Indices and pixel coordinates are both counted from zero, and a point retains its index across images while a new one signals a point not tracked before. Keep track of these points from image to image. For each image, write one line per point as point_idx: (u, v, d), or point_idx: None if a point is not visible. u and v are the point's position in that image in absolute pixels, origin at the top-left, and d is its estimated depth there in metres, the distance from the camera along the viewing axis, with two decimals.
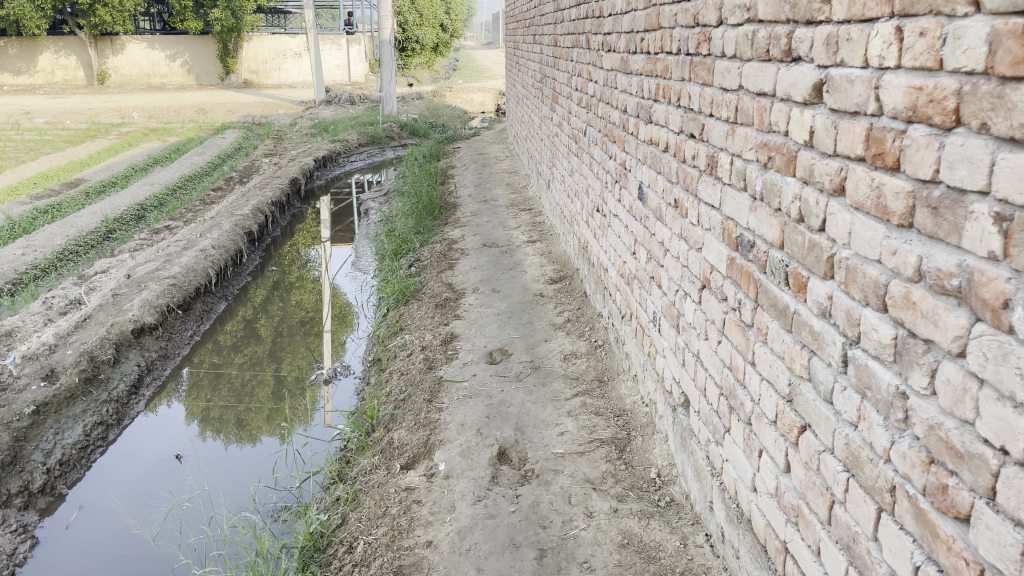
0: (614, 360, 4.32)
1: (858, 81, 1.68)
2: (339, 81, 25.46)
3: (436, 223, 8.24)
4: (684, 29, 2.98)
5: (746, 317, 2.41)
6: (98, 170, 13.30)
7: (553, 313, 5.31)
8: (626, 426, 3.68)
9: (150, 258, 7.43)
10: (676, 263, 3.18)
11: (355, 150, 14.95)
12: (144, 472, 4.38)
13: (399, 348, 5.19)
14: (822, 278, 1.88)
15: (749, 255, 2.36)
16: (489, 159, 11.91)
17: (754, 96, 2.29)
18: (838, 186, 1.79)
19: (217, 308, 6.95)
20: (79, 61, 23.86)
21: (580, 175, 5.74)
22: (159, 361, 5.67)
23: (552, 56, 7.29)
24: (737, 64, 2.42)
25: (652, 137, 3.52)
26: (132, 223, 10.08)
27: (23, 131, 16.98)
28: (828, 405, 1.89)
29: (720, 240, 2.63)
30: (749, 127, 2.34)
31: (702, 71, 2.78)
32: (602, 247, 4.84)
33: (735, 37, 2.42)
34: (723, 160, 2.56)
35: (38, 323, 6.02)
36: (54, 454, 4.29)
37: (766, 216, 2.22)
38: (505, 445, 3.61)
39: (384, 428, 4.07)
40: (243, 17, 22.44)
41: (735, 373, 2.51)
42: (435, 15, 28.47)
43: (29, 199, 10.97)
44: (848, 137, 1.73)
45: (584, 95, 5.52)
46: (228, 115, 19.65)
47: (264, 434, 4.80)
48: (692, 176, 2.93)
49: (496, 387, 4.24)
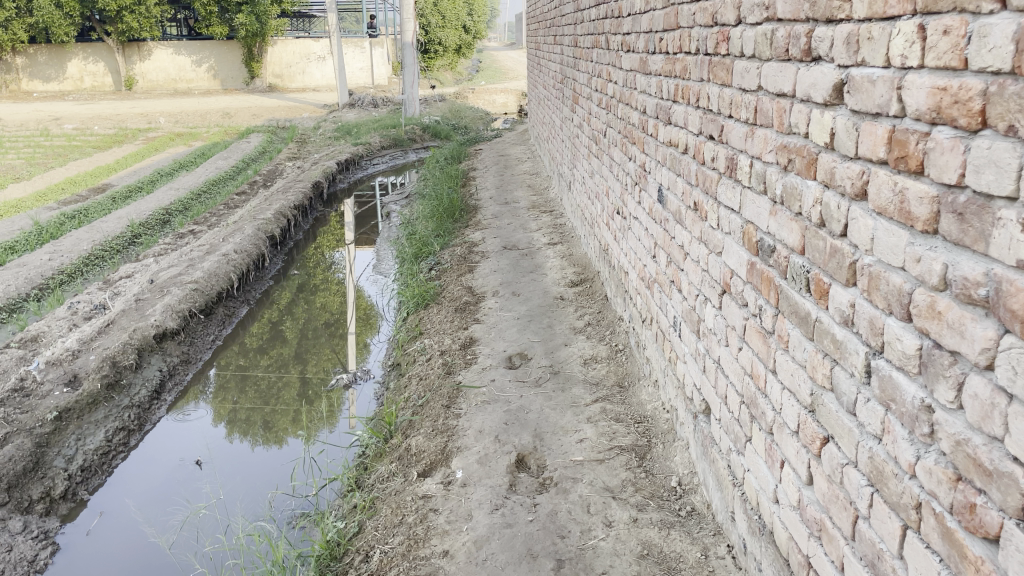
0: (635, 365, 4.26)
1: (880, 81, 1.61)
2: (363, 84, 25.57)
3: (457, 226, 8.22)
4: (703, 28, 2.92)
5: (767, 324, 2.34)
6: (125, 175, 13.46)
7: (573, 316, 5.25)
8: (646, 433, 3.63)
9: (173, 262, 7.48)
10: (696, 268, 3.11)
11: (378, 152, 14.99)
12: (164, 478, 4.40)
13: (418, 352, 5.17)
14: (844, 285, 1.82)
15: (770, 260, 2.29)
16: (511, 161, 11.87)
17: (773, 97, 2.23)
18: (860, 190, 1.73)
19: (239, 313, 6.98)
20: (107, 67, 24.19)
21: (601, 176, 5.68)
22: (181, 365, 5.70)
23: (573, 57, 7.24)
24: (756, 64, 2.36)
25: (671, 139, 3.45)
26: (158, 228, 10.18)
27: (53, 137, 17.24)
28: (851, 417, 1.82)
29: (740, 245, 2.56)
30: (768, 128, 2.28)
31: (721, 71, 2.71)
32: (622, 250, 4.78)
33: (754, 36, 2.36)
34: (743, 162, 2.50)
35: (64, 328, 6.07)
36: (76, 460, 4.33)
37: (786, 220, 2.16)
38: (523, 452, 3.57)
39: (402, 435, 4.05)
40: (268, 22, 22.58)
41: (757, 381, 2.44)
42: (457, 16, 28.47)
43: (57, 204, 11.11)
44: (870, 140, 1.67)
45: (604, 96, 5.46)
46: (253, 119, 19.82)
47: (291, 435, 4.85)
48: (712, 179, 2.86)
49: (515, 392, 4.20)
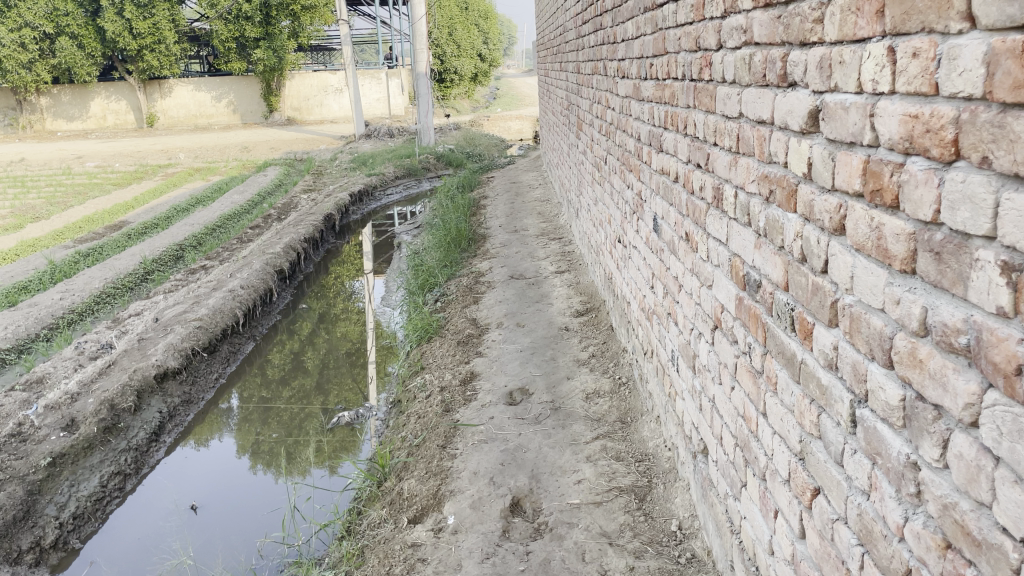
0: (638, 400, 4.12)
1: (854, 107, 1.50)
2: (379, 115, 25.80)
3: (465, 255, 8.15)
4: (688, 54, 2.82)
5: (756, 363, 2.20)
6: (142, 212, 13.56)
7: (578, 348, 5.13)
8: (648, 472, 3.49)
9: (180, 299, 7.46)
10: (690, 300, 2.97)
11: (392, 182, 15.01)
12: (156, 525, 4.31)
13: (419, 389, 5.06)
14: (827, 325, 1.68)
15: (756, 296, 2.16)
16: (522, 188, 11.81)
17: (754, 124, 2.11)
18: (838, 224, 1.60)
19: (244, 349, 6.90)
20: (129, 105, 24.55)
21: (603, 204, 5.59)
22: (182, 406, 5.63)
23: (576, 83, 7.17)
24: (737, 91, 2.25)
25: (663, 167, 3.34)
26: (171, 264, 10.18)
27: (74, 175, 17.46)
28: (839, 468, 1.67)
29: (729, 278, 2.43)
30: (750, 157, 2.16)
31: (705, 97, 2.60)
32: (624, 280, 4.65)
33: (734, 61, 2.25)
34: (728, 192, 2.38)
35: (68, 369, 6.03)
36: (68, 507, 4.26)
37: (770, 254, 2.03)
38: (519, 495, 3.44)
39: (395, 477, 3.94)
40: (285, 56, 22.84)
41: (749, 423, 2.29)
42: (472, 45, 28.69)
43: (73, 243, 11.19)
44: (845, 171, 1.54)
45: (603, 122, 5.37)
46: (271, 152, 19.98)
47: (314, 466, 4.87)
48: (701, 209, 2.74)
49: (514, 430, 4.07)
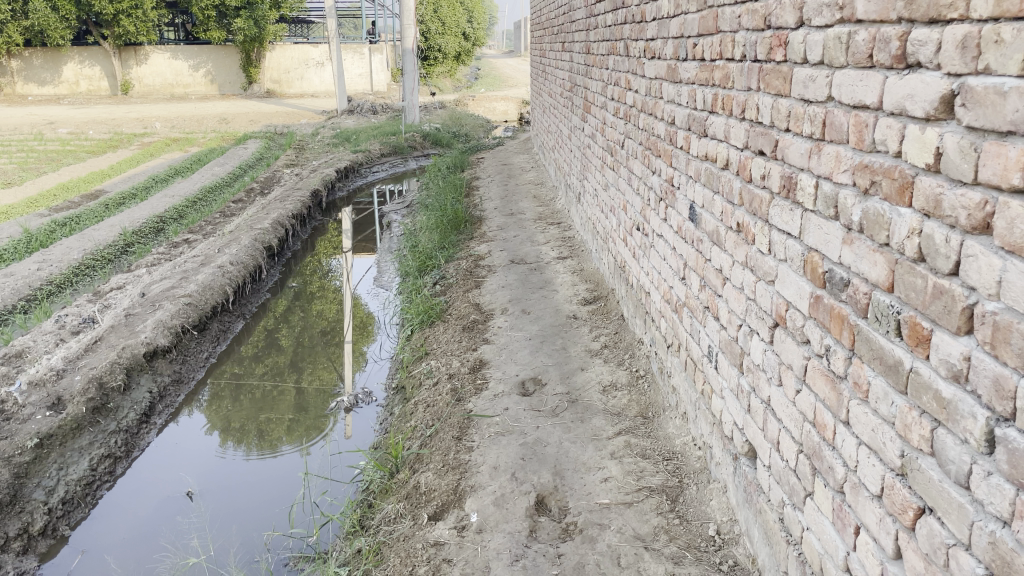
0: (659, 395, 3.97)
1: (1016, 93, 1.35)
2: (361, 90, 25.33)
3: (460, 237, 7.94)
4: (751, 32, 2.64)
5: (837, 367, 2.04)
6: (119, 182, 13.12)
7: (589, 337, 4.96)
8: (677, 471, 3.34)
9: (166, 274, 7.17)
10: (739, 295, 2.82)
11: (378, 160, 14.72)
12: (151, 512, 4.10)
13: (424, 375, 4.88)
14: (954, 333, 1.53)
15: (843, 295, 2.00)
16: (514, 170, 11.61)
17: (850, 109, 1.95)
18: (980, 222, 1.45)
19: (233, 328, 6.66)
20: (103, 71, 23.85)
21: (616, 189, 5.41)
22: (172, 386, 5.40)
23: (584, 64, 6.97)
24: (825, 72, 2.07)
25: (708, 153, 3.17)
26: (151, 236, 9.84)
27: (46, 142, 16.89)
28: (963, 490, 1.53)
29: (801, 275, 2.27)
30: (841, 145, 1.99)
31: (775, 79, 2.43)
32: (643, 269, 4.49)
33: (823, 40, 2.07)
34: (805, 182, 2.22)
35: (49, 343, 5.75)
36: (57, 492, 4.05)
37: (866, 251, 1.87)
38: (544, 493, 3.28)
39: (409, 469, 3.76)
40: (266, 27, 22.29)
41: (822, 431, 2.14)
42: (457, 23, 28.31)
43: (48, 211, 10.77)
44: (997, 162, 1.39)
45: (621, 105, 5.18)
46: (250, 125, 19.52)
47: (286, 444, 4.85)
48: (761, 199, 2.57)
49: (531, 423, 3.90)
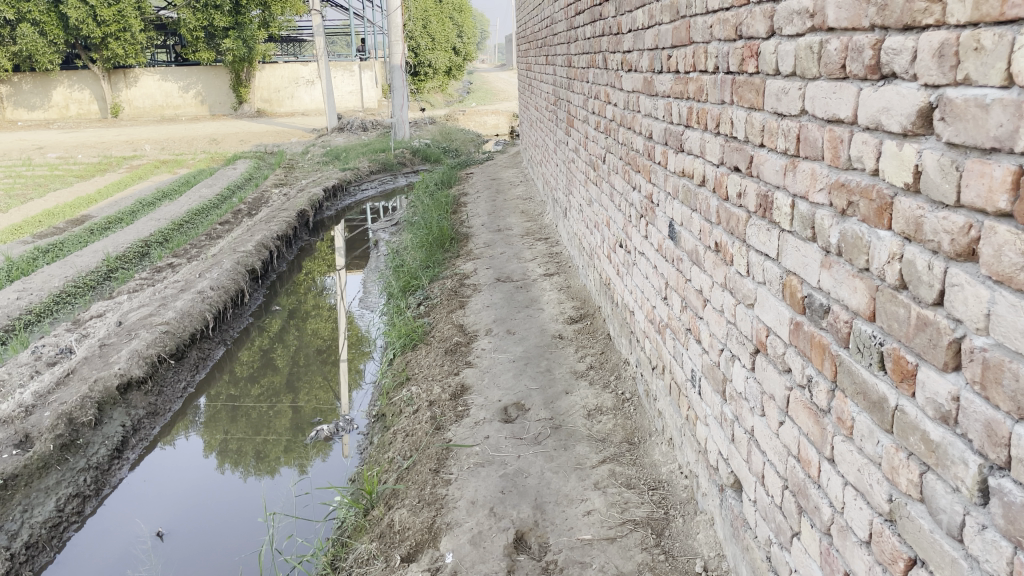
0: (645, 419, 3.82)
1: (999, 105, 1.21)
2: (352, 107, 25.28)
3: (447, 256, 7.81)
4: (723, 42, 2.51)
5: (820, 399, 1.90)
6: (106, 206, 12.97)
7: (574, 358, 4.82)
8: (663, 502, 3.19)
9: (145, 301, 7.01)
10: (720, 318, 2.67)
11: (367, 177, 14.60)
12: (118, 555, 3.95)
13: (405, 403, 4.73)
14: (940, 370, 1.39)
15: (823, 323, 1.85)
16: (503, 185, 11.49)
17: (824, 124, 1.81)
18: (964, 248, 1.32)
19: (214, 355, 6.51)
20: (92, 95, 23.76)
21: (600, 205, 5.28)
22: (147, 419, 5.25)
23: (566, 77, 6.86)
24: (798, 83, 1.94)
25: (685, 169, 3.04)
26: (136, 261, 9.70)
27: (34, 167, 16.75)
28: (956, 543, 1.38)
29: (780, 300, 2.12)
30: (816, 161, 1.86)
31: (748, 92, 2.30)
32: (626, 287, 4.35)
33: (794, 49, 1.94)
34: (781, 201, 2.08)
35: (24, 376, 5.59)
36: (20, 536, 3.90)
37: (846, 276, 1.73)
38: (523, 529, 3.13)
39: (384, 506, 3.61)
40: (256, 46, 22.22)
41: (807, 467, 1.99)
42: (446, 37, 28.30)
43: (32, 238, 10.62)
44: (981, 182, 1.26)
45: (602, 118, 5.06)
46: (240, 145, 19.41)
47: (283, 465, 4.83)
48: (738, 218, 2.44)
49: (512, 452, 3.75)
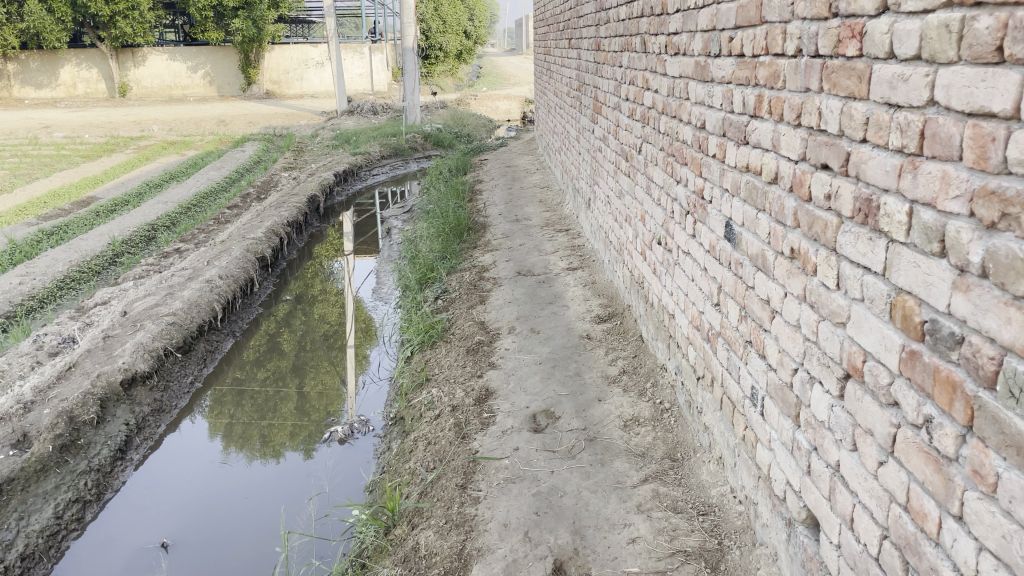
0: (688, 433, 3.53)
1: None
2: (362, 90, 24.91)
3: (464, 246, 7.51)
4: (810, 20, 2.19)
5: (946, 443, 1.60)
6: (112, 188, 12.66)
7: (604, 361, 4.52)
8: (716, 530, 2.89)
9: (152, 289, 6.72)
10: (794, 333, 2.38)
11: (378, 162, 14.28)
12: (121, 568, 3.71)
13: (425, 407, 4.47)
14: None
15: (956, 356, 1.55)
16: (519, 172, 11.15)
17: (962, 118, 1.52)
18: None
19: (223, 346, 6.23)
20: (100, 74, 23.41)
21: (632, 198, 4.97)
22: (152, 417, 4.98)
23: (594, 61, 6.52)
24: (925, 68, 1.63)
25: (749, 164, 2.74)
26: (142, 246, 9.41)
27: (42, 146, 16.44)
28: None
29: (887, 322, 1.82)
30: (951, 164, 1.56)
31: (846, 78, 1.99)
32: (665, 288, 4.05)
33: (921, 27, 1.63)
34: (892, 207, 1.78)
35: (24, 367, 5.32)
36: (15, 546, 3.65)
37: (993, 303, 1.44)
38: (562, 558, 2.85)
39: (407, 525, 3.36)
40: (265, 28, 21.83)
41: (921, 521, 1.70)
42: (458, 20, 27.81)
43: (36, 219, 10.33)
44: None
45: (638, 105, 4.74)
46: (249, 127, 19.06)
47: (289, 449, 4.77)
48: (825, 223, 2.14)
49: (545, 466, 3.47)
